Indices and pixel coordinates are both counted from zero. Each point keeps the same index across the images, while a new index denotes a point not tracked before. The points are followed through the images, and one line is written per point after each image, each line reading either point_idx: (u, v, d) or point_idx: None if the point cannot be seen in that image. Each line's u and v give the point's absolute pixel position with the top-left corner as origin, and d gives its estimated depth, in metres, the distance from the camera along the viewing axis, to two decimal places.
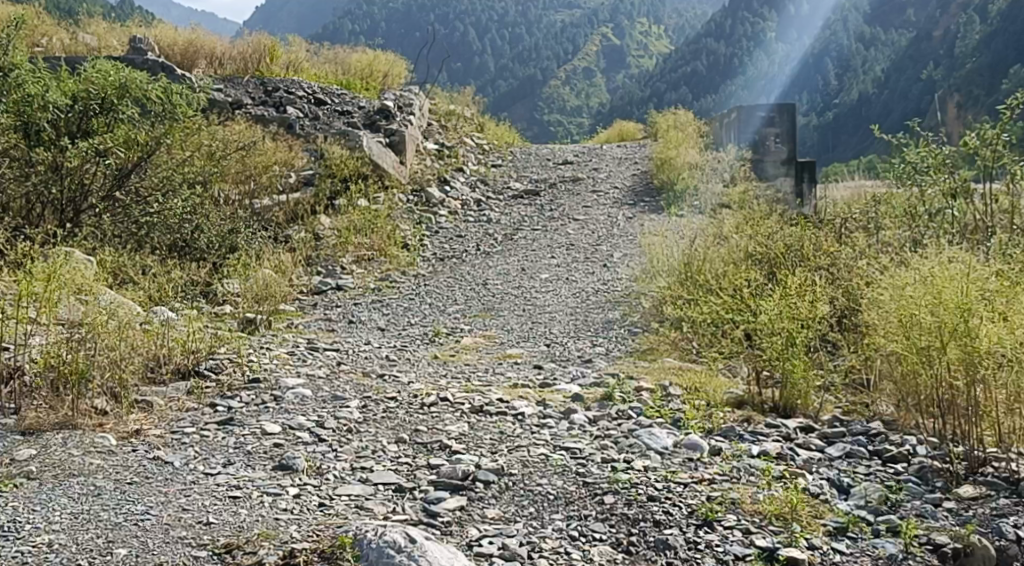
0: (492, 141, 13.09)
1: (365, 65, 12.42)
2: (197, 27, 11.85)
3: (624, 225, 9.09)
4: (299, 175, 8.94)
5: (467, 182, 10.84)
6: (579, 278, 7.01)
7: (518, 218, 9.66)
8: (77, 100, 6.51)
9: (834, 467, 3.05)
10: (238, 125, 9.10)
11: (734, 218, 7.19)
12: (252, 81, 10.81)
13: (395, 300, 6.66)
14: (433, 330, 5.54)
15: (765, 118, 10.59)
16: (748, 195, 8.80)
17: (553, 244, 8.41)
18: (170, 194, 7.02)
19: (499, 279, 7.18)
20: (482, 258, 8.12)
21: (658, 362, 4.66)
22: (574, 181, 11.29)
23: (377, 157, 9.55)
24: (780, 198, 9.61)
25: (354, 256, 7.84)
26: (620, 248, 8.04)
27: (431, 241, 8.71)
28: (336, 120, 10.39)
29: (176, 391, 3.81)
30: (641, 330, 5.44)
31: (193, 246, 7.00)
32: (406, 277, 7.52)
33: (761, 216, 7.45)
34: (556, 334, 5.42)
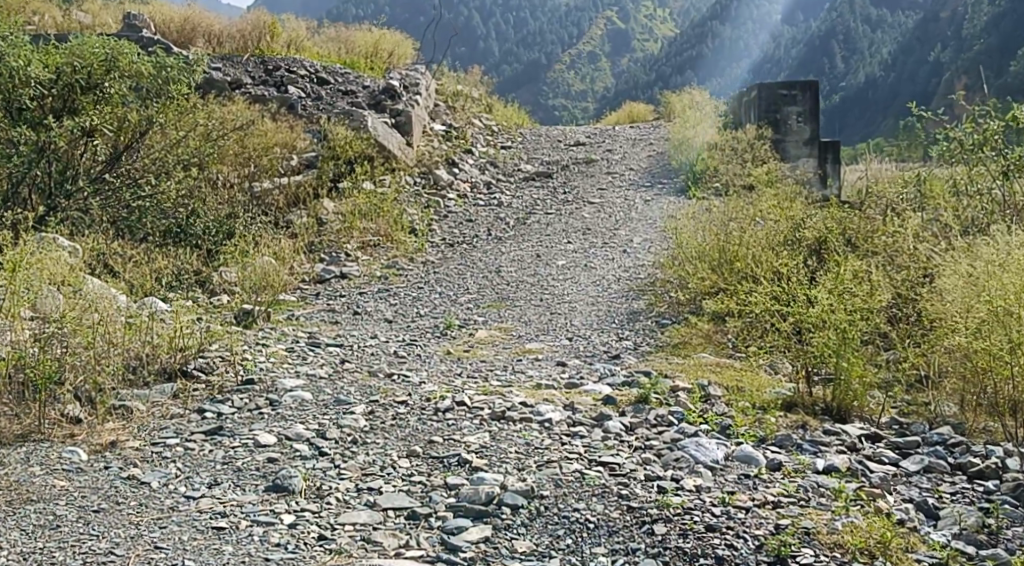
0: (500, 123, 12.64)
1: (369, 43, 11.94)
2: (195, 5, 11.42)
3: (642, 208, 8.66)
4: (300, 158, 8.53)
5: (476, 164, 10.41)
6: (598, 266, 6.59)
7: (530, 202, 9.24)
8: (61, 75, 6.05)
9: (915, 486, 2.64)
10: (237, 105, 8.67)
11: (761, 199, 6.75)
12: (252, 60, 10.38)
13: (403, 289, 6.25)
14: (444, 322, 5.14)
15: (788, 96, 10.07)
16: (772, 175, 8.37)
17: (568, 229, 7.99)
18: (163, 175, 6.67)
19: (512, 265, 6.77)
20: (494, 243, 7.72)
21: (694, 358, 4.24)
22: (588, 163, 10.85)
23: (383, 138, 9.12)
24: (805, 179, 9.23)
25: (359, 242, 7.44)
26: (639, 233, 7.63)
27: (440, 226, 8.30)
28: (340, 99, 9.95)
29: (160, 396, 3.43)
30: (671, 321, 5.03)
31: (189, 231, 6.64)
32: (414, 264, 7.11)
33: (790, 199, 7.01)
34: (577, 326, 5.01)
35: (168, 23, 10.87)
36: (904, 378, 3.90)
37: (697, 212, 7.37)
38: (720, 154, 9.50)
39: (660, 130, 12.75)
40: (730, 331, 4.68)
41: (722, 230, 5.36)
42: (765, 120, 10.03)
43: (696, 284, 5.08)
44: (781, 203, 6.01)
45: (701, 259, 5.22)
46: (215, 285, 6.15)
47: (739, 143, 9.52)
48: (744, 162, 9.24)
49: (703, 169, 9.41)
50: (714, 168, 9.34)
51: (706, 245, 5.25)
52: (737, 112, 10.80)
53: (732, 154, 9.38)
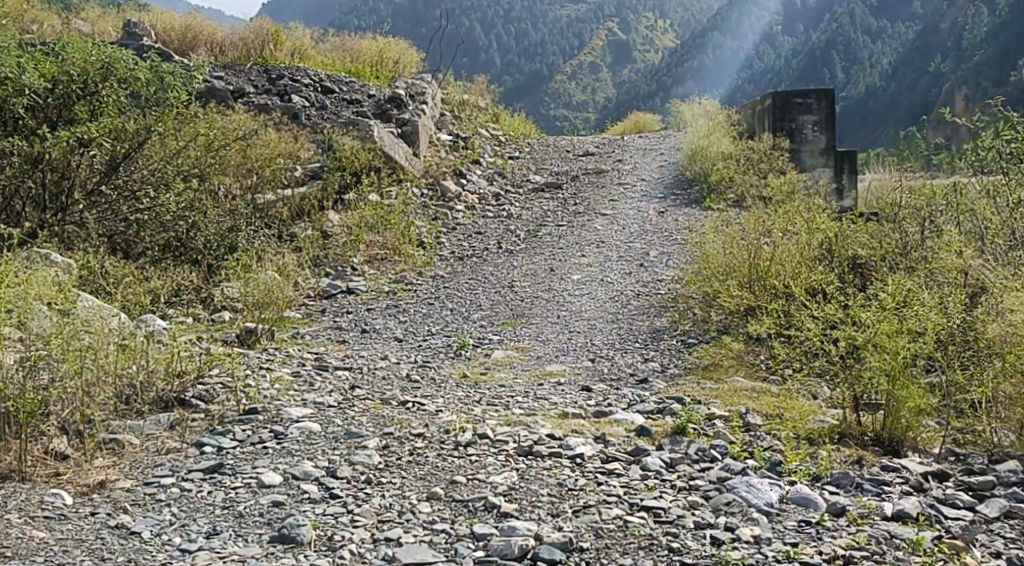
0: (508, 133, 12.39)
1: (374, 51, 11.68)
2: (197, 13, 11.18)
3: (657, 220, 8.39)
4: (304, 169, 8.27)
5: (484, 174, 10.15)
6: (616, 281, 6.30)
7: (541, 213, 8.98)
8: (57, 84, 5.82)
9: (998, 536, 2.42)
10: (239, 114, 8.41)
11: (784, 211, 6.46)
12: (255, 69, 10.13)
13: (412, 305, 5.98)
14: (458, 341, 4.86)
15: (804, 104, 9.81)
16: (791, 186, 8.11)
17: (582, 241, 7.73)
18: (164, 188, 6.33)
19: (526, 280, 6.50)
20: (505, 256, 7.45)
21: (728, 383, 3.94)
22: (598, 174, 10.58)
23: (389, 148, 8.86)
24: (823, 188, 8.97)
25: (365, 256, 7.18)
26: (656, 246, 7.36)
27: (449, 238, 8.04)
28: (345, 108, 9.70)
29: (155, 428, 3.17)
30: (700, 342, 4.72)
31: (189, 246, 6.38)
32: (424, 279, 6.85)
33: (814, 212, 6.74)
34: (598, 347, 4.72)
35: (168, 31, 10.62)
36: (958, 403, 3.58)
37: (716, 224, 7.09)
38: (735, 164, 9.23)
39: (671, 140, 12.47)
40: (765, 352, 4.38)
41: (751, 245, 5.08)
42: (781, 129, 9.79)
43: (726, 302, 4.78)
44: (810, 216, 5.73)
45: (729, 275, 4.93)
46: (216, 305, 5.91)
47: (755, 153, 9.26)
48: (761, 172, 8.97)
49: (719, 180, 9.14)
50: (730, 179, 9.08)
51: (734, 262, 4.97)
52: (752, 121, 10.54)
53: (748, 165, 9.12)
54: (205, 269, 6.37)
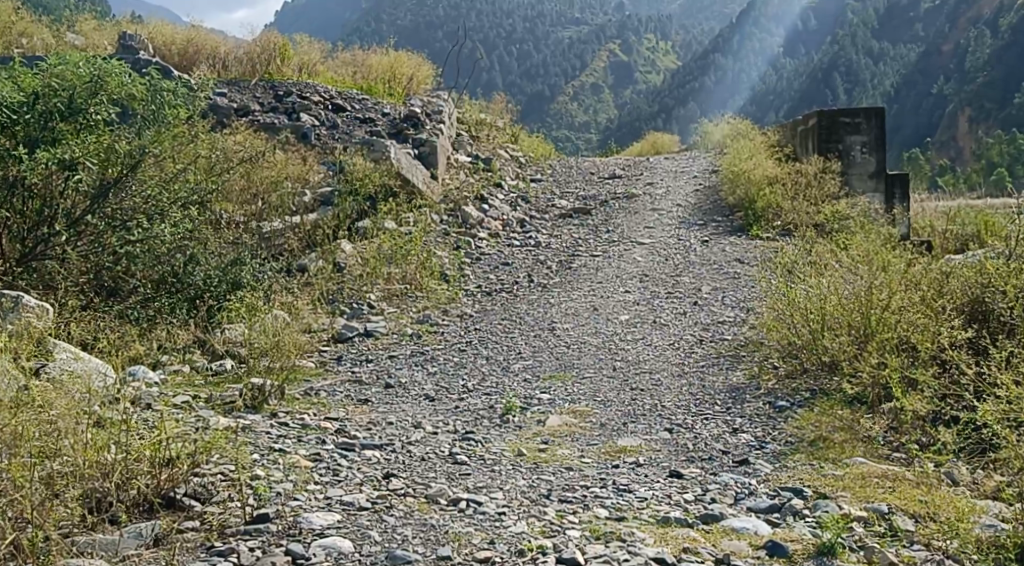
0: (527, 154, 11.68)
1: (385, 67, 10.85)
2: (199, 26, 10.47)
3: (702, 250, 7.65)
4: (315, 194, 7.55)
5: (507, 199, 9.42)
6: (671, 325, 5.54)
7: (572, 242, 8.25)
8: (38, 98, 5.20)
9: None
10: (243, 134, 7.70)
11: (858, 249, 5.70)
12: (261, 85, 9.43)
13: (441, 352, 5.25)
14: (502, 404, 4.11)
15: (851, 123, 9.03)
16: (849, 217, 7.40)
17: (621, 274, 7.01)
18: (159, 217, 5.55)
19: (567, 321, 5.75)
20: (539, 291, 6.71)
21: (852, 467, 3.18)
22: (628, 199, 9.80)
23: (407, 171, 8.14)
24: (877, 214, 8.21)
25: (383, 292, 6.45)
26: (706, 280, 6.64)
27: (473, 271, 7.31)
28: (358, 128, 8.99)
29: (136, 544, 2.52)
30: (795, 405, 3.95)
31: (186, 282, 5.67)
32: (450, 318, 6.10)
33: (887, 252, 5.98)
34: (672, 412, 3.95)
35: (168, 46, 9.92)
36: None
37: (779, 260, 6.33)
38: (783, 191, 8.49)
39: (702, 162, 11.71)
40: (881, 422, 3.60)
41: (849, 288, 4.31)
42: (828, 151, 9.03)
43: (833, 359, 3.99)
44: (899, 259, 4.98)
45: (828, 323, 4.15)
46: (210, 362, 5.18)
47: (803, 183, 8.63)
48: (812, 200, 8.40)
49: (766, 207, 8.35)
50: (779, 206, 8.30)
51: (832, 306, 4.19)
52: (793, 142, 9.80)
53: (798, 196, 8.48)
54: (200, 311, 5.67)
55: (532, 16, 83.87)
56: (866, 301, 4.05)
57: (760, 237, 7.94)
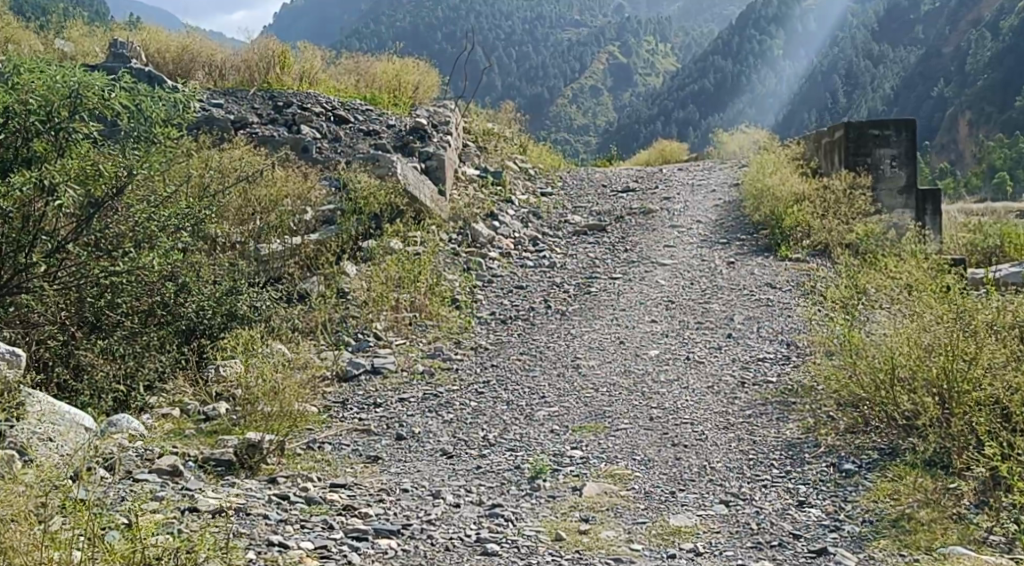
0: (537, 166, 11.21)
1: (391, 76, 10.38)
2: (195, 33, 9.99)
3: (727, 272, 7.19)
4: (317, 213, 7.09)
5: (518, 214, 8.95)
6: (706, 363, 5.06)
7: (589, 262, 7.78)
8: (8, 116, 4.65)
9: None
10: (240, 149, 7.25)
11: (909, 287, 5.21)
12: (260, 95, 8.97)
13: (456, 396, 4.78)
14: (532, 466, 3.65)
15: (879, 136, 8.49)
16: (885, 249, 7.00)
17: (644, 299, 6.55)
18: (147, 245, 5.04)
19: (592, 357, 5.27)
20: (557, 320, 6.24)
21: (952, 558, 2.73)
22: (646, 214, 9.32)
23: (414, 186, 7.67)
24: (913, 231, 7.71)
25: (390, 321, 5.99)
26: (738, 308, 6.18)
27: (486, 295, 6.84)
28: (362, 141, 8.53)
29: None
30: (864, 470, 3.48)
31: (177, 313, 5.25)
32: (463, 351, 5.63)
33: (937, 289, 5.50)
34: (724, 476, 3.49)
35: (162, 53, 9.43)
36: None
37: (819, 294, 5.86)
38: (811, 208, 8.04)
39: (719, 173, 11.23)
40: (972, 492, 3.13)
41: (925, 333, 3.79)
42: (855, 165, 8.49)
43: (920, 410, 3.49)
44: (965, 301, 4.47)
45: (904, 377, 3.65)
46: (204, 407, 4.75)
47: (831, 200, 8.17)
48: (841, 218, 7.93)
49: (794, 226, 7.89)
50: (809, 225, 7.84)
51: (907, 358, 3.69)
52: (818, 156, 9.33)
53: (827, 214, 8.02)
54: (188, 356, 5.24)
55: (532, 20, 83.37)
56: (950, 347, 3.55)
57: (790, 257, 7.49)
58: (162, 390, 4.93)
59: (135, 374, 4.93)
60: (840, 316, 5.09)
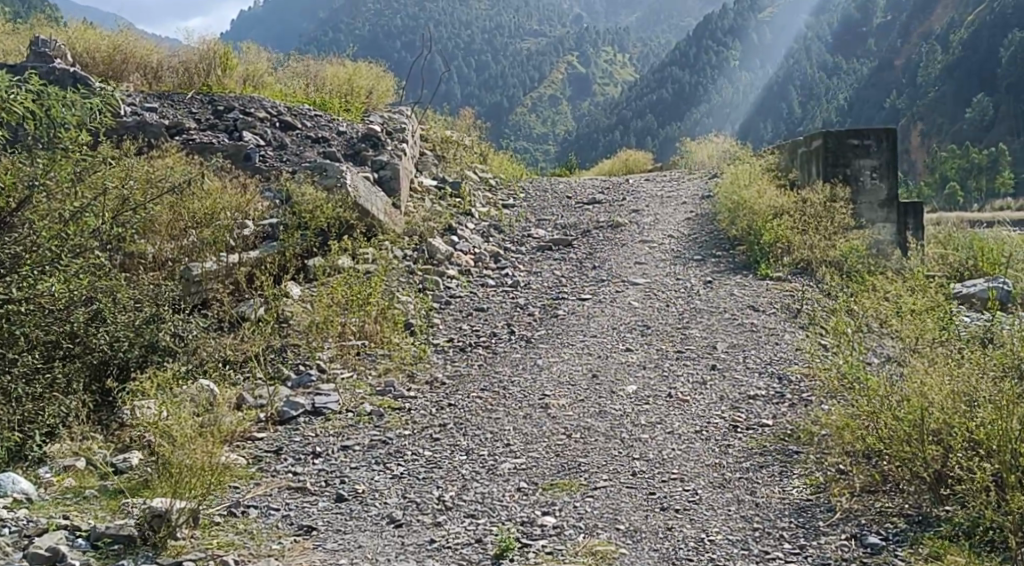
0: (497, 175, 10.62)
1: (343, 79, 9.71)
2: (128, 32, 9.21)
3: (705, 292, 6.66)
4: (257, 226, 6.42)
5: (478, 228, 8.34)
6: (691, 403, 4.49)
7: (554, 280, 7.19)
8: None
9: None
10: (172, 157, 6.58)
11: (916, 325, 4.68)
12: (198, 98, 8.27)
13: (408, 443, 4.17)
14: (498, 541, 3.09)
15: (859, 147, 7.93)
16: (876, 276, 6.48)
17: (617, 323, 5.98)
18: (49, 269, 4.39)
19: (562, 395, 4.67)
20: (523, 348, 5.63)
21: None
22: (614, 228, 8.76)
23: (364, 199, 7.03)
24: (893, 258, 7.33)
25: (335, 351, 5.36)
26: (721, 334, 5.62)
27: (443, 320, 6.23)
28: (309, 149, 7.89)
29: None
30: (893, 545, 2.99)
31: (88, 344, 4.57)
32: (417, 387, 5.01)
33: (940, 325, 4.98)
34: (726, 555, 2.96)
35: (91, 52, 8.57)
36: None
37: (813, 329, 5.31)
38: (791, 223, 7.53)
39: (689, 184, 10.71)
40: None
41: (957, 380, 3.28)
42: (834, 176, 7.91)
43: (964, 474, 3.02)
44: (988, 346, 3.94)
45: (940, 428, 3.14)
46: (113, 457, 4.08)
47: (811, 213, 7.65)
48: (824, 234, 7.43)
49: (774, 242, 7.37)
50: (789, 241, 7.34)
51: (941, 409, 3.17)
52: (794, 166, 8.82)
53: (809, 229, 7.52)
54: (96, 398, 4.60)
55: (491, 28, 83.01)
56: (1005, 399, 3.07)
57: (771, 276, 6.99)
58: (67, 437, 4.26)
59: (33, 421, 4.21)
60: (841, 352, 4.54)
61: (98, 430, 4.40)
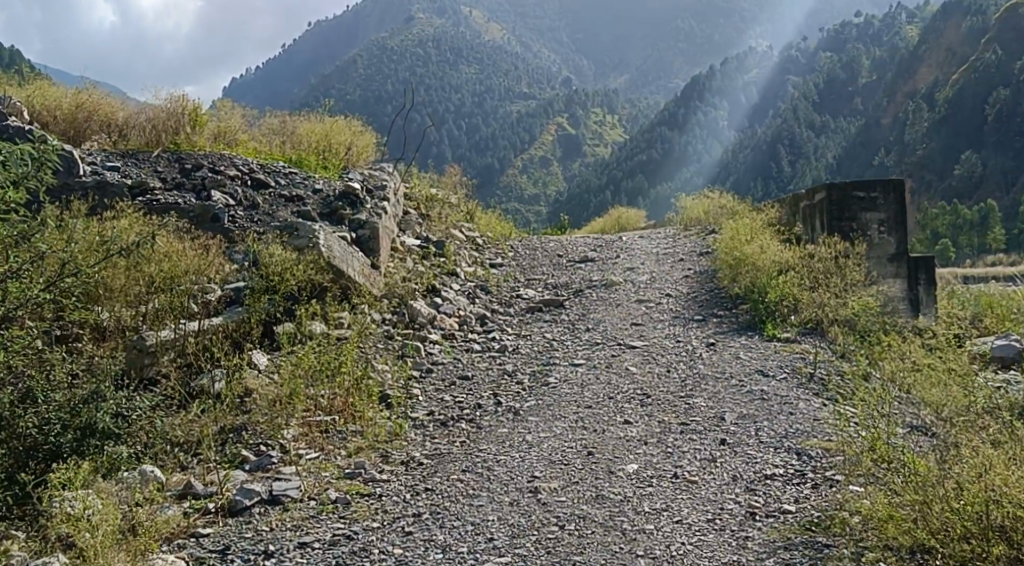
0: (485, 234, 10.14)
1: (321, 135, 9.28)
2: (94, 89, 8.80)
3: (708, 355, 6.14)
4: (220, 291, 5.92)
5: (464, 289, 7.82)
6: (700, 485, 3.96)
7: (545, 344, 6.67)
8: None
9: None
10: (131, 218, 6.12)
11: None
12: (165, 157, 7.84)
13: (377, 539, 3.68)
14: None
15: (865, 200, 7.47)
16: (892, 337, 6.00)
17: (615, 391, 5.44)
18: None
19: (554, 477, 4.12)
20: (511, 422, 5.07)
21: None
22: (608, 287, 8.27)
23: (339, 259, 6.52)
24: (899, 319, 6.95)
25: (302, 427, 4.81)
26: (729, 403, 5.09)
27: (424, 391, 5.67)
28: (282, 208, 7.42)
29: None
30: None
31: (14, 428, 4.12)
32: (390, 469, 4.44)
33: (976, 393, 4.45)
34: None
35: (52, 111, 8.15)
36: None
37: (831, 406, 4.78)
38: (796, 280, 7.08)
39: (686, 240, 10.24)
40: None
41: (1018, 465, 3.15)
42: (839, 230, 7.46)
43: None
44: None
45: (1002, 520, 3.00)
46: (31, 560, 3.54)
47: (818, 269, 7.18)
48: (833, 290, 6.96)
49: (779, 300, 6.91)
50: (796, 299, 6.88)
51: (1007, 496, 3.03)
52: (797, 221, 8.36)
53: (816, 286, 7.07)
54: (18, 489, 3.99)
55: (481, 92, 83.75)
56: None
57: (778, 338, 6.50)
58: None
59: None
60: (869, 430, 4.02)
61: (19, 527, 3.86)
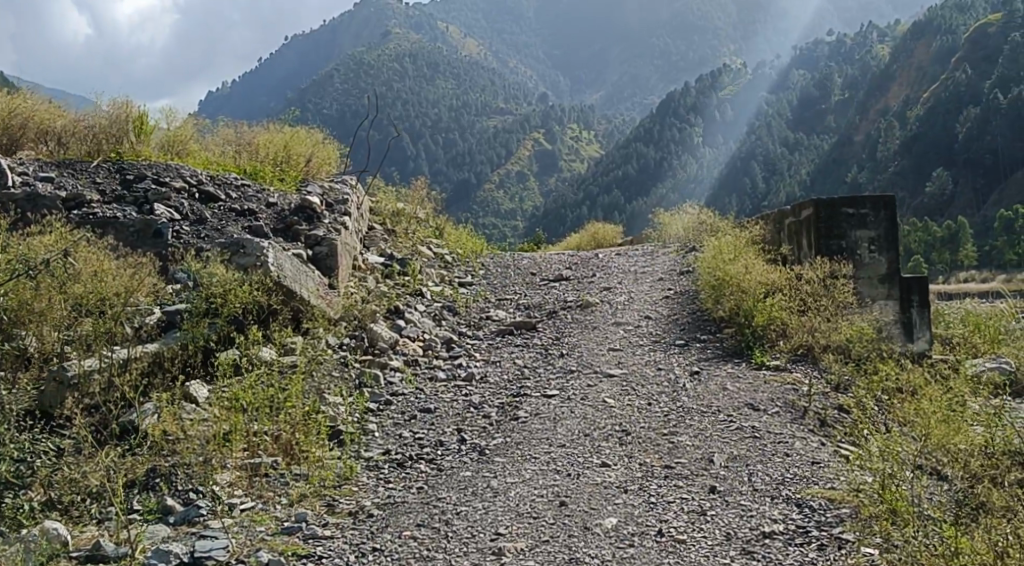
0: (455, 251, 9.58)
1: (278, 145, 8.70)
2: (32, 94, 8.22)
3: (694, 385, 5.62)
4: (155, 314, 5.35)
5: (430, 310, 7.27)
6: (689, 547, 3.47)
7: (515, 372, 6.13)
8: None
9: None
10: (57, 234, 5.54)
11: None
12: (106, 166, 7.26)
13: None
14: None
15: (855, 216, 6.92)
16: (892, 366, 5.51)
17: (591, 428, 4.90)
18: None
19: (522, 537, 3.61)
20: (475, 464, 4.52)
21: None
22: (583, 309, 7.75)
23: (290, 279, 5.96)
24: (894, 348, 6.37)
25: (239, 472, 4.25)
26: (718, 442, 4.57)
27: (380, 426, 5.10)
28: (231, 222, 6.86)
29: None
30: None
31: None
32: (336, 523, 3.90)
33: (997, 433, 3.95)
34: None
35: None
36: None
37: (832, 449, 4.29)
38: (785, 302, 6.60)
39: (665, 258, 9.74)
40: None
41: None
42: (828, 250, 6.89)
43: None
44: None
45: None
46: None
47: (808, 291, 6.69)
48: (824, 315, 6.49)
49: (767, 323, 6.43)
50: (785, 322, 6.40)
51: None
52: (783, 239, 7.88)
53: (805, 309, 6.61)
54: None
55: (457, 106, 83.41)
56: None
57: (767, 365, 6.02)
58: None
59: None
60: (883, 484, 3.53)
61: None
